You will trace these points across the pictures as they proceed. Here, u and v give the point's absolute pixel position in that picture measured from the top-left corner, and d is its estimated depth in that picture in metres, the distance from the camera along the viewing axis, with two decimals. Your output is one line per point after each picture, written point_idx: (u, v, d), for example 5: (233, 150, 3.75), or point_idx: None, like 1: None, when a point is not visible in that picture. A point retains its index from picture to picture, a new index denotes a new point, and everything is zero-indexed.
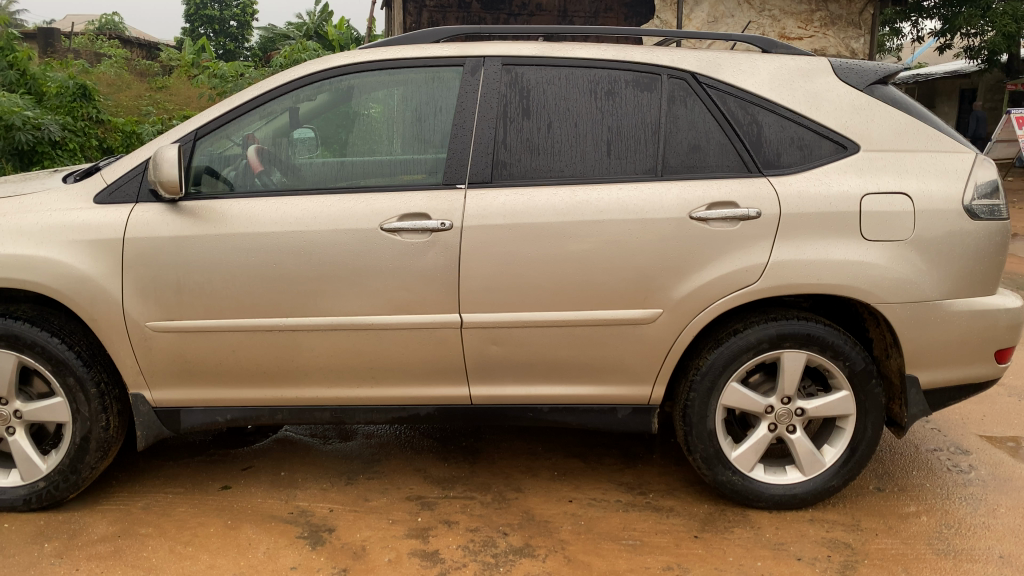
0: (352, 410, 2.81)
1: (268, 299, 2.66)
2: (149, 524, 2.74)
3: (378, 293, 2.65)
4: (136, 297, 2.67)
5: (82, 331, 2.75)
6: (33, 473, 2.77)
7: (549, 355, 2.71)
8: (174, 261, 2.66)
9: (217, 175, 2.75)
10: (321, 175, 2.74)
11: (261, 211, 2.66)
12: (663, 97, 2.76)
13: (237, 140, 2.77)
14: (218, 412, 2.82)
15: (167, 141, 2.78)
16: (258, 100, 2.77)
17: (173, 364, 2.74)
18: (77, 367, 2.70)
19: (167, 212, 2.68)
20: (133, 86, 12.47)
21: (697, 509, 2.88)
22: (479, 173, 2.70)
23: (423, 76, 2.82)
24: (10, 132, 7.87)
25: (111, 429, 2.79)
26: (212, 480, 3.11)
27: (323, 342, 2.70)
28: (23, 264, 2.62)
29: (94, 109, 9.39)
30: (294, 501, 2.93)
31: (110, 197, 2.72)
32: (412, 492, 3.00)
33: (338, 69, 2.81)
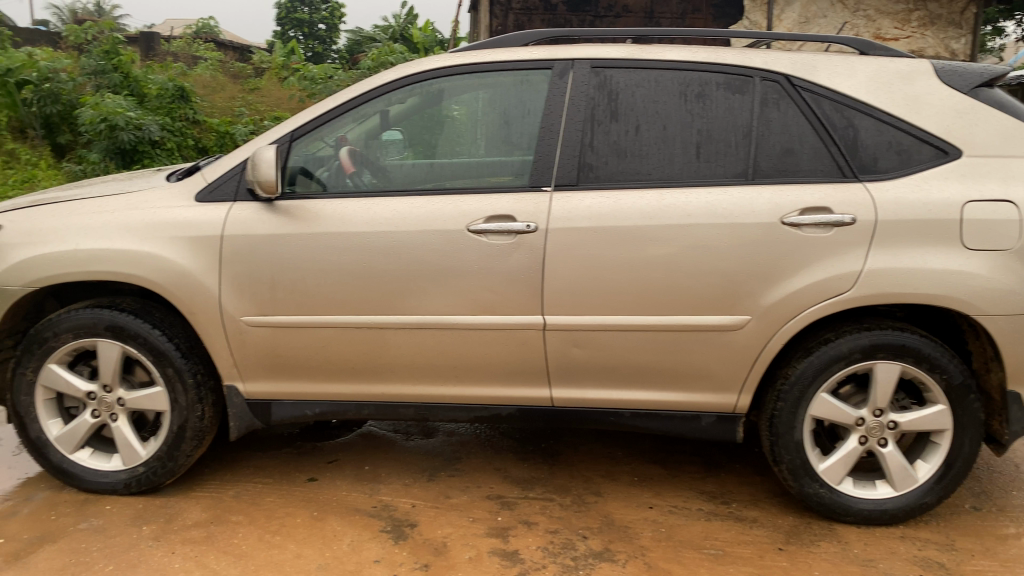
0: (436, 408, 2.86)
1: (356, 297, 2.73)
2: (239, 512, 2.84)
3: (464, 293, 2.68)
4: (232, 291, 2.77)
5: (180, 324, 2.87)
6: (134, 458, 2.90)
7: (633, 360, 2.68)
8: (269, 259, 2.75)
9: (312, 176, 2.84)
10: (411, 177, 2.80)
11: (352, 211, 2.73)
12: (756, 100, 2.71)
13: (331, 142, 2.85)
14: (307, 405, 2.91)
15: (265, 141, 2.88)
16: (352, 102, 2.84)
17: (266, 358, 2.83)
18: (176, 358, 2.82)
19: (263, 211, 2.78)
20: (228, 87, 12.93)
21: (782, 521, 2.82)
22: (566, 175, 2.71)
23: (512, 78, 2.84)
24: (114, 132, 8.37)
25: (206, 419, 2.90)
26: (300, 471, 3.20)
27: (409, 340, 2.75)
28: (130, 258, 2.75)
29: (192, 109, 9.76)
30: (378, 495, 2.99)
31: (210, 195, 2.84)
32: (492, 491, 3.03)
33: (429, 72, 2.86)
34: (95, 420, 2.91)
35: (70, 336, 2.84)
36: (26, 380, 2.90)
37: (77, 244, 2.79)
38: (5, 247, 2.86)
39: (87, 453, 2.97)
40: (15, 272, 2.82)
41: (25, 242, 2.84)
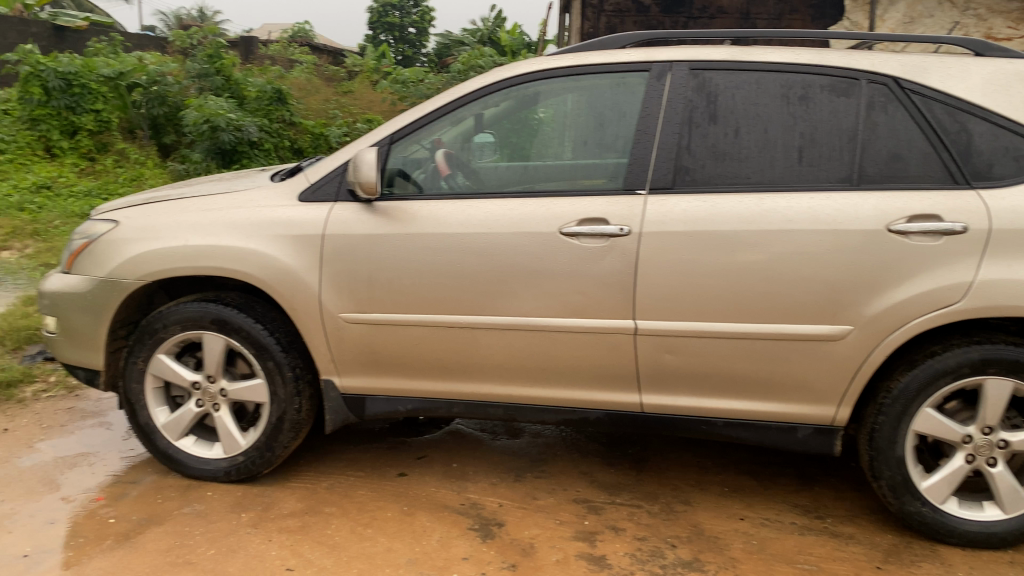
0: (524, 409, 2.86)
1: (450, 297, 2.76)
2: (332, 504, 2.91)
3: (555, 296, 2.68)
4: (331, 289, 2.85)
5: (281, 320, 2.96)
6: (235, 447, 3.01)
7: (727, 368, 2.63)
8: (366, 258, 2.81)
9: (409, 177, 2.90)
10: (504, 180, 2.85)
11: (448, 212, 2.77)
12: (862, 103, 2.62)
13: (427, 145, 2.92)
14: (399, 401, 2.96)
15: (365, 144, 2.96)
16: (449, 106, 2.89)
17: (362, 354, 2.90)
18: (276, 352, 2.91)
19: (363, 212, 2.85)
20: (321, 89, 13.26)
21: (881, 539, 2.72)
22: (662, 178, 2.68)
23: (609, 80, 2.82)
24: (216, 133, 8.78)
25: (304, 412, 2.99)
26: (390, 466, 3.26)
27: (500, 341, 2.77)
28: (235, 255, 2.86)
29: (288, 112, 10.07)
30: (466, 492, 3.03)
31: (312, 195, 2.93)
32: (579, 494, 3.02)
33: (525, 76, 2.88)
34: (199, 409, 3.03)
35: (178, 328, 2.97)
36: (137, 368, 3.05)
37: (187, 240, 2.92)
38: (121, 242, 3.01)
39: (191, 440, 3.09)
40: (129, 265, 2.97)
41: (139, 238, 2.99)
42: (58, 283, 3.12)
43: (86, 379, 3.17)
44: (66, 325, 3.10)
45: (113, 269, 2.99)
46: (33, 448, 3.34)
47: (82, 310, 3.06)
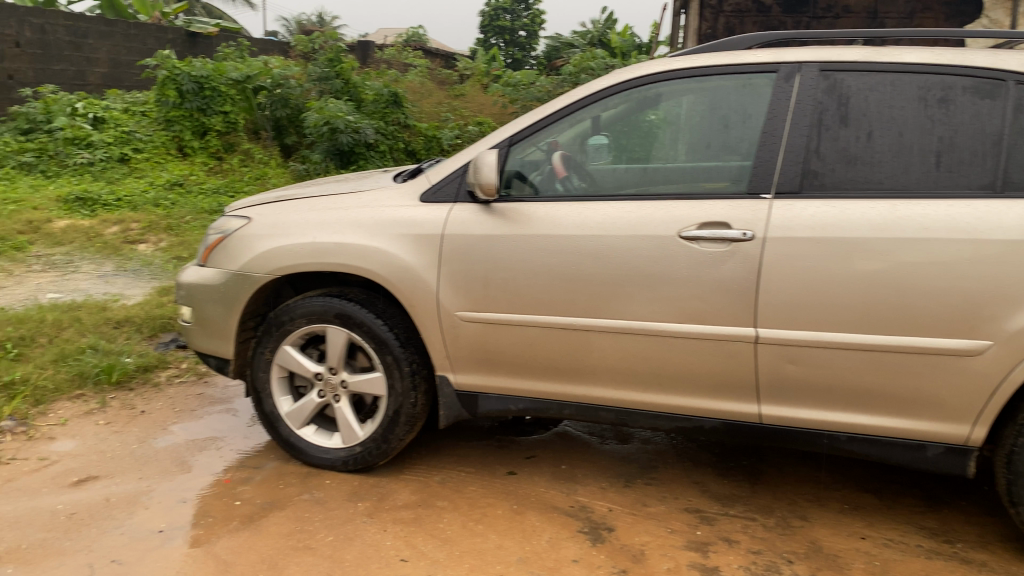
0: (636, 414, 2.84)
1: (565, 300, 2.76)
2: (444, 498, 2.96)
3: (673, 301, 2.64)
4: (449, 287, 2.90)
5: (400, 316, 3.04)
6: (352, 438, 3.10)
7: (851, 380, 2.53)
8: (484, 258, 2.85)
9: (526, 179, 2.94)
10: (622, 181, 2.83)
11: (566, 215, 2.78)
12: (1008, 106, 2.47)
13: (544, 147, 2.95)
14: (512, 400, 2.99)
15: (485, 145, 3.02)
16: (568, 108, 2.92)
17: (476, 352, 2.94)
18: (394, 347, 2.99)
19: (482, 213, 2.89)
20: (435, 92, 13.51)
21: (1018, 568, 2.56)
22: (788, 182, 2.61)
23: (734, 82, 2.77)
24: (335, 134, 9.16)
25: (419, 406, 3.05)
26: (500, 464, 3.29)
27: (614, 345, 2.75)
28: (359, 252, 2.96)
29: (403, 114, 10.33)
30: (576, 495, 3.02)
31: (433, 196, 3.00)
32: (691, 504, 2.97)
33: (647, 78, 2.85)
34: (321, 399, 3.14)
35: (303, 321, 3.11)
36: (264, 358, 3.20)
37: (314, 238, 3.04)
38: (254, 238, 3.17)
39: (311, 429, 3.21)
40: (260, 260, 3.12)
41: (270, 234, 3.14)
42: (195, 275, 3.30)
43: (217, 367, 3.35)
44: (200, 315, 3.28)
45: (246, 263, 3.14)
46: (167, 430, 3.54)
47: (216, 301, 3.23)
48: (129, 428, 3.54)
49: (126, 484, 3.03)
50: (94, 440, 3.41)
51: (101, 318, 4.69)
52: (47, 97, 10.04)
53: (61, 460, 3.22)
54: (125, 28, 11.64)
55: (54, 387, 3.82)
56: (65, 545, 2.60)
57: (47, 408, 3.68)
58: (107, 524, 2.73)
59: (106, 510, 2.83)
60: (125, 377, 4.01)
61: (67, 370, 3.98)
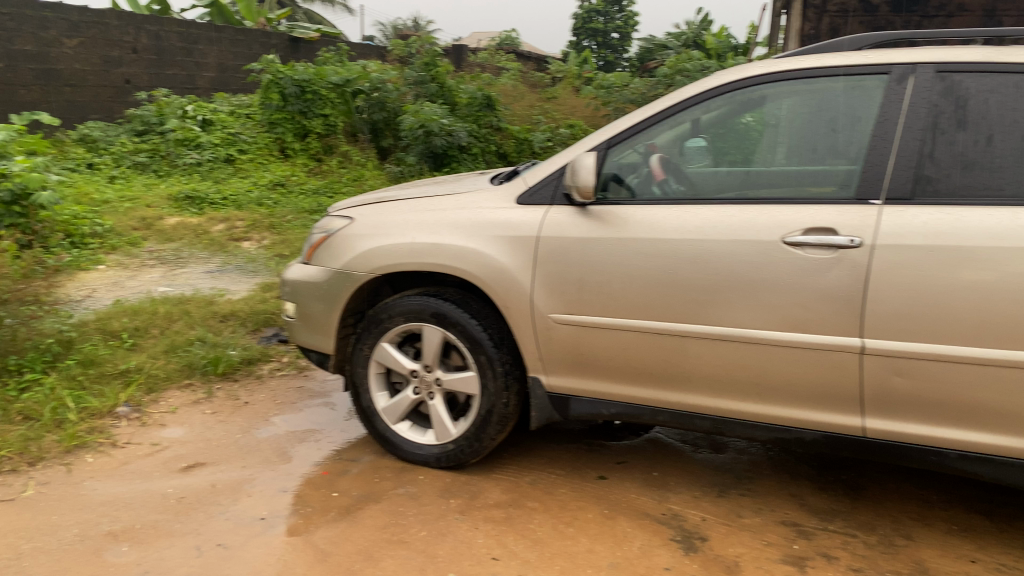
0: (732, 423, 2.78)
1: (661, 304, 2.73)
2: (535, 499, 2.98)
3: (775, 309, 2.58)
4: (543, 289, 2.91)
5: (494, 316, 3.06)
6: (446, 435, 3.15)
7: (964, 396, 2.42)
8: (580, 261, 2.84)
9: (623, 182, 2.92)
10: (723, 185, 2.79)
11: (665, 218, 2.75)
12: None
13: (642, 150, 2.93)
14: (604, 405, 2.97)
15: (583, 148, 3.02)
16: (669, 110, 2.89)
17: (569, 355, 2.93)
18: (488, 347, 3.02)
19: (578, 215, 2.89)
20: (526, 95, 13.59)
21: None
22: (900, 188, 2.52)
23: (844, 83, 2.68)
24: (429, 137, 9.35)
25: (511, 406, 3.06)
26: (591, 468, 3.28)
27: (711, 352, 2.70)
28: (456, 253, 3.01)
29: (496, 118, 10.45)
30: (668, 502, 2.99)
31: (530, 198, 3.01)
32: (788, 517, 2.89)
33: (751, 80, 2.80)
34: (416, 396, 3.20)
35: (401, 319, 3.17)
36: (362, 354, 3.29)
37: (413, 238, 3.11)
38: (356, 238, 3.26)
39: (406, 425, 3.27)
40: (361, 259, 3.21)
41: (371, 234, 3.22)
42: (299, 273, 3.42)
43: (318, 361, 3.46)
44: (303, 311, 3.40)
45: (347, 261, 3.24)
46: (269, 421, 3.67)
47: (319, 298, 3.33)
48: (234, 418, 3.68)
49: (231, 471, 3.16)
50: (202, 428, 3.56)
51: (208, 311, 4.90)
52: (161, 100, 10.55)
53: (171, 446, 3.38)
54: (232, 34, 12.14)
55: (166, 376, 4.02)
56: (175, 527, 2.72)
57: (159, 396, 3.87)
58: (213, 509, 2.85)
59: (213, 496, 2.96)
60: (230, 368, 4.18)
61: (177, 361, 4.18)
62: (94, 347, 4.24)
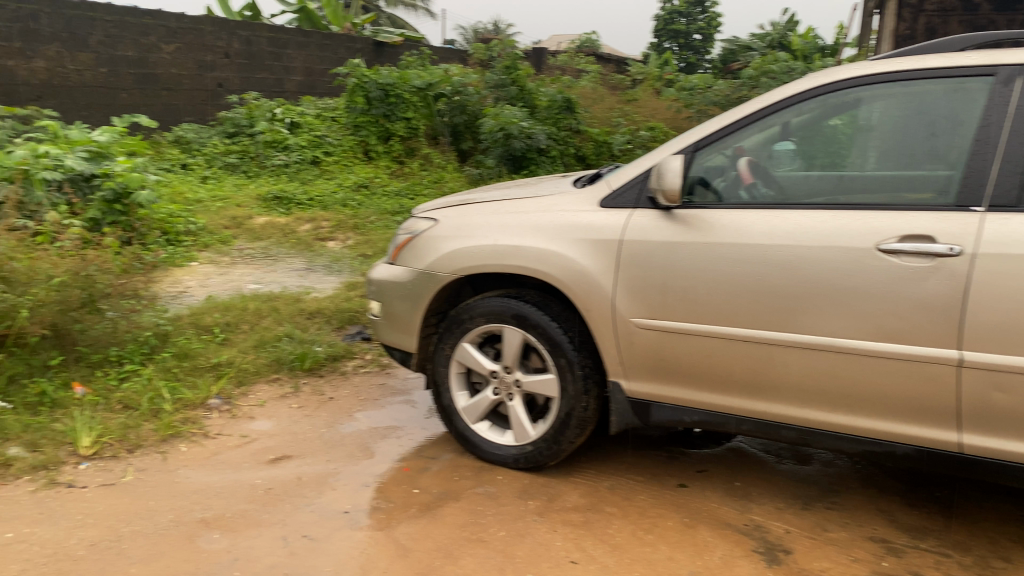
0: (820, 434, 2.71)
1: (747, 311, 2.68)
2: (613, 505, 2.96)
3: (867, 318, 2.50)
4: (626, 294, 2.89)
5: (575, 319, 3.06)
6: (524, 437, 3.16)
7: None
8: (663, 265, 2.81)
9: (709, 186, 2.89)
10: (815, 190, 2.73)
11: (752, 223, 2.70)
12: None
13: (730, 153, 2.88)
14: (686, 412, 2.93)
15: (670, 151, 2.99)
16: (759, 113, 2.84)
17: (651, 361, 2.90)
18: (569, 350, 3.02)
19: (662, 219, 2.87)
20: (606, 97, 13.53)
21: None
22: (1004, 195, 2.41)
23: (945, 86, 2.58)
24: (509, 140, 9.41)
25: (591, 410, 3.05)
26: (671, 476, 3.25)
27: (799, 361, 2.64)
28: (538, 255, 3.02)
29: (576, 120, 10.42)
30: (750, 513, 2.93)
31: (613, 201, 3.00)
32: (876, 533, 2.80)
33: (845, 82, 2.72)
34: (496, 397, 3.23)
35: (482, 319, 3.20)
36: (444, 353, 3.33)
37: (496, 239, 3.13)
38: (440, 239, 3.31)
39: (485, 426, 3.30)
40: (444, 260, 3.25)
41: (455, 235, 3.27)
42: (384, 272, 3.49)
43: (401, 360, 3.52)
44: (388, 310, 3.47)
45: (431, 262, 3.29)
46: (352, 417, 3.75)
47: (403, 297, 3.40)
48: (319, 413, 3.78)
49: (316, 465, 3.25)
50: (288, 422, 3.67)
51: (295, 309, 5.04)
52: (252, 103, 10.90)
53: (259, 438, 3.49)
54: (320, 39, 12.46)
55: (255, 370, 4.15)
56: (263, 517, 2.81)
57: (248, 389, 4.01)
58: (299, 501, 2.93)
59: (299, 488, 3.04)
60: (316, 364, 4.29)
61: (266, 356, 4.32)
62: (189, 341, 4.42)
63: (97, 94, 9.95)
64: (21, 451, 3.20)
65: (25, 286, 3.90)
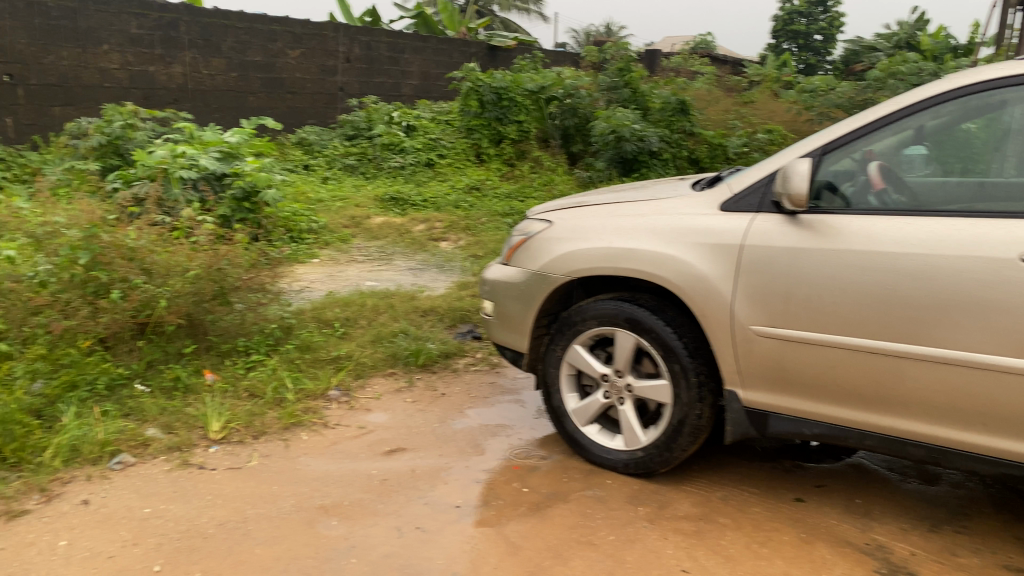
0: (952, 454, 2.57)
1: (875, 322, 2.57)
2: (726, 515, 2.90)
3: (1007, 332, 2.36)
4: (745, 300, 2.82)
5: (690, 325, 3.01)
6: (635, 442, 3.13)
7: None
8: (786, 272, 2.73)
9: (837, 191, 2.79)
10: (953, 197, 2.59)
11: (883, 231, 2.59)
12: None
13: (860, 157, 2.78)
14: (805, 424, 2.83)
15: (795, 155, 2.91)
16: (894, 116, 2.73)
17: (771, 370, 2.82)
18: (683, 356, 2.97)
19: (786, 224, 2.79)
20: (721, 99, 13.26)
21: None
22: None
23: None
24: (621, 142, 9.35)
25: (705, 418, 2.99)
26: (787, 489, 3.15)
27: (931, 375, 2.51)
28: (655, 258, 2.99)
29: (689, 123, 10.08)
30: (872, 532, 2.81)
31: (735, 205, 2.94)
32: (1012, 561, 2.63)
33: (989, 83, 2.58)
34: (606, 400, 3.21)
35: (594, 322, 3.19)
36: (555, 355, 3.34)
37: (612, 242, 3.12)
38: (555, 241, 3.33)
39: (595, 429, 3.29)
40: (558, 262, 3.26)
41: (571, 237, 3.28)
42: (499, 273, 3.53)
43: (512, 359, 3.56)
44: (501, 310, 3.51)
45: (545, 263, 3.31)
46: (463, 414, 3.81)
47: (516, 298, 3.43)
48: (432, 408, 3.86)
49: (429, 458, 3.32)
50: (403, 415, 3.76)
51: (410, 306, 5.17)
52: (371, 107, 11.23)
53: (375, 430, 3.59)
54: (436, 44, 12.72)
55: (372, 364, 4.28)
56: (379, 507, 2.89)
57: (365, 382, 4.13)
58: (413, 493, 3.00)
59: (412, 480, 3.11)
60: (429, 361, 4.38)
61: (382, 351, 4.44)
62: (311, 334, 4.60)
63: (228, 97, 10.45)
64: (157, 432, 3.41)
65: (164, 277, 4.16)
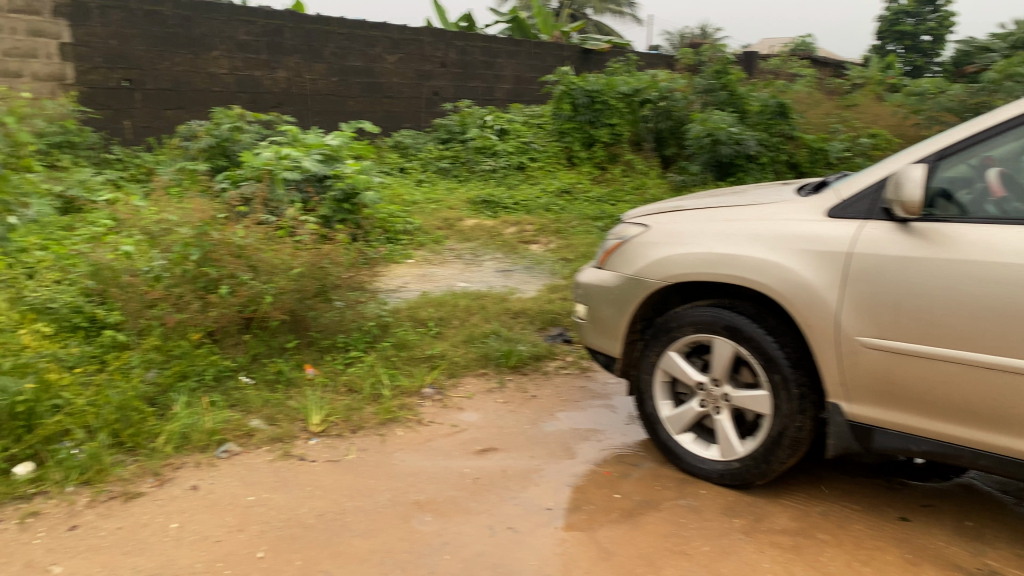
0: None
1: (993, 335, 2.45)
2: (826, 531, 2.81)
3: None
4: (852, 310, 2.73)
5: (792, 334, 2.93)
6: (731, 453, 3.07)
7: None
8: (896, 282, 2.63)
9: (952, 198, 2.68)
10: None
11: (1003, 240, 2.47)
12: None
13: (978, 163, 2.67)
14: (913, 441, 2.71)
15: (908, 160, 2.81)
16: (1018, 120, 2.60)
17: (878, 383, 2.72)
18: (784, 366, 2.89)
19: (897, 232, 2.69)
20: (820, 102, 12.87)
21: None
22: None
23: None
24: (716, 146, 9.19)
25: (805, 431, 2.90)
26: (891, 508, 3.03)
27: None
28: (756, 265, 2.93)
29: (789, 126, 9.84)
30: (984, 557, 2.68)
31: (842, 211, 2.86)
32: None
33: None
34: (702, 409, 3.16)
35: (691, 329, 3.15)
36: (650, 361, 3.31)
37: (711, 247, 3.07)
38: (651, 246, 3.30)
39: (689, 437, 3.24)
40: (654, 267, 3.23)
41: (668, 242, 3.24)
42: (593, 276, 3.52)
43: (605, 363, 3.54)
44: (594, 314, 3.50)
45: (641, 268, 3.28)
46: (554, 416, 3.82)
47: (610, 302, 3.41)
48: (524, 409, 3.88)
49: (520, 459, 3.34)
50: (494, 415, 3.79)
51: (501, 308, 5.21)
52: (465, 110, 11.37)
53: (468, 429, 3.63)
54: (530, 47, 12.78)
55: (465, 364, 4.33)
56: (471, 505, 2.93)
57: (458, 381, 4.19)
58: (505, 494, 3.02)
59: (504, 480, 3.14)
60: (520, 362, 4.41)
61: (474, 351, 4.49)
62: (405, 333, 4.69)
63: (329, 101, 10.75)
64: (260, 423, 3.54)
65: (269, 274, 4.29)
